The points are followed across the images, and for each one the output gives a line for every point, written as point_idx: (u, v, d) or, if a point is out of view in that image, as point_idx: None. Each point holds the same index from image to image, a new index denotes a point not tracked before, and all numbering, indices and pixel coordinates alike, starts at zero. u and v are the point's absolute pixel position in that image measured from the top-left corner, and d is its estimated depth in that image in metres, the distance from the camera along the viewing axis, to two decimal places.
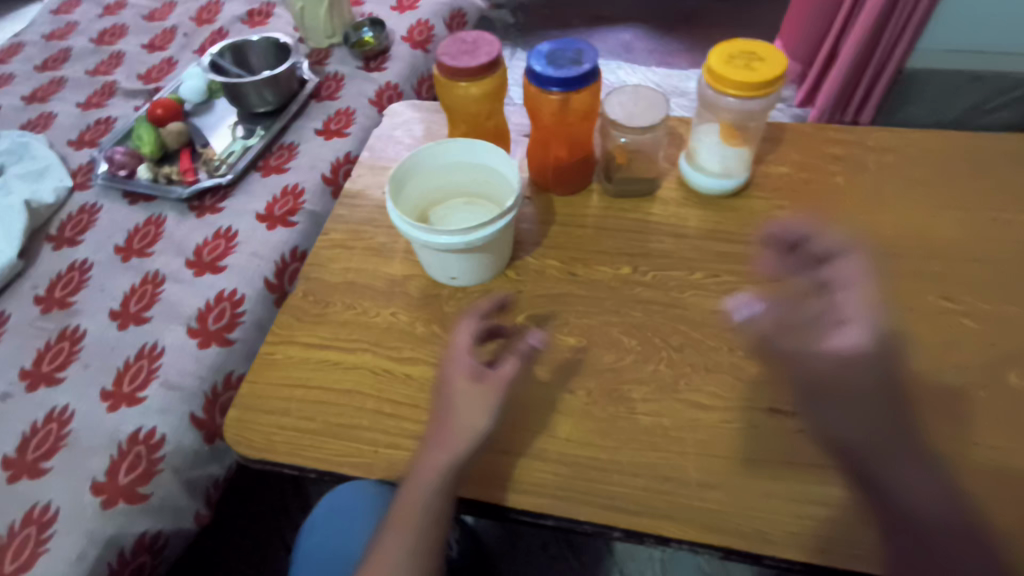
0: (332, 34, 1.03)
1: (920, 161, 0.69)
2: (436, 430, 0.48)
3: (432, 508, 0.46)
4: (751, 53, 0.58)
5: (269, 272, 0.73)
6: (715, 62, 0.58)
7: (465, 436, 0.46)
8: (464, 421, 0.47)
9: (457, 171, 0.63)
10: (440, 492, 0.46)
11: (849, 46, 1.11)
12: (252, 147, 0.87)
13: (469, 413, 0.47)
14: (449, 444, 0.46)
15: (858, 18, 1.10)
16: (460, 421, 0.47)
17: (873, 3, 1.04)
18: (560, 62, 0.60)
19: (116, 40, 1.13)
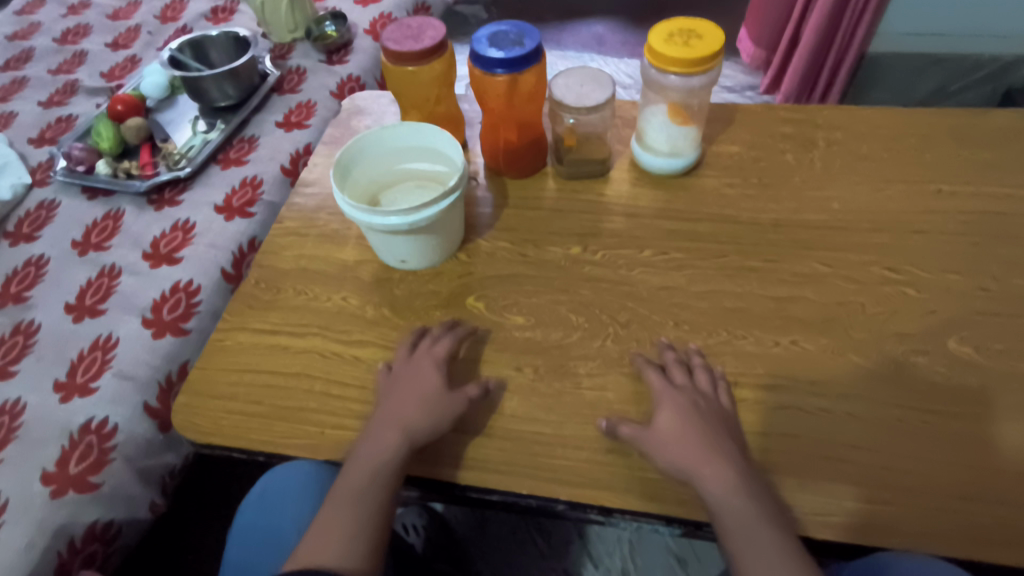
0: (294, 28, 1.04)
1: (869, 137, 0.70)
2: (382, 414, 0.50)
3: (376, 490, 0.46)
4: (689, 30, 0.59)
5: (225, 262, 0.73)
6: (654, 40, 0.59)
7: (418, 423, 0.49)
8: (420, 413, 0.49)
9: (408, 157, 0.65)
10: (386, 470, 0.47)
11: (808, 33, 1.13)
12: (212, 140, 0.88)
13: (423, 402, 0.50)
14: (391, 425, 0.49)
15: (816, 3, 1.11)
16: (417, 411, 0.49)
17: None
18: (503, 44, 0.61)
19: (80, 39, 1.13)
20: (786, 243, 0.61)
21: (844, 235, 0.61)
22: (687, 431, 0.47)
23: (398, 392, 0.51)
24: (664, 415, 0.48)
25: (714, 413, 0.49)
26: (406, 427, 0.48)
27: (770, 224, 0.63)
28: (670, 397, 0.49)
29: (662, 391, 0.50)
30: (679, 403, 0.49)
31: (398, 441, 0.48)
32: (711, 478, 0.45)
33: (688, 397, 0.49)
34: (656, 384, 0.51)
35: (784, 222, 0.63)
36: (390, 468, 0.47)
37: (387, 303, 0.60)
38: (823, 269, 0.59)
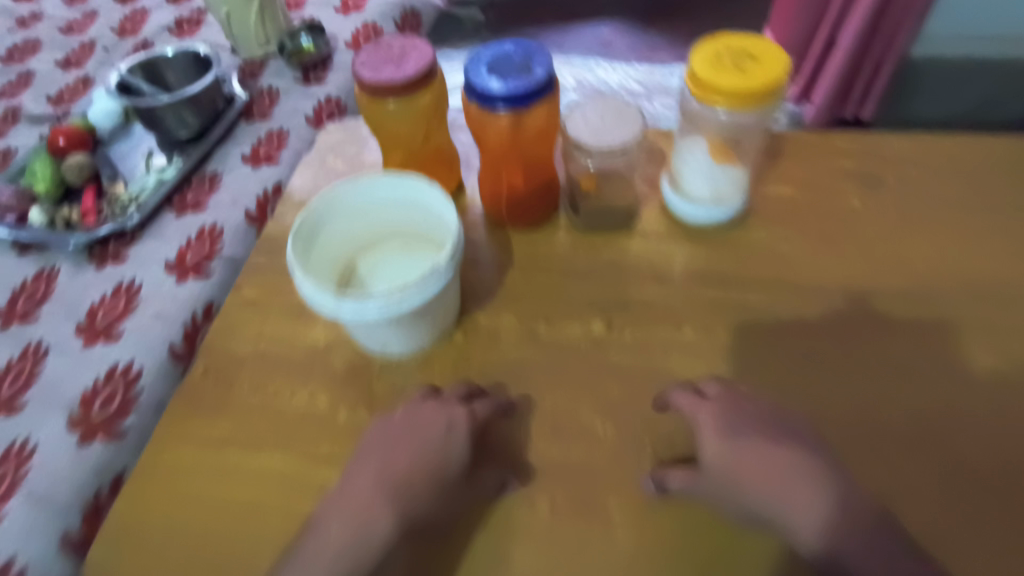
0: (266, 42, 0.91)
1: (949, 176, 0.58)
2: (376, 467, 0.41)
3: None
4: (742, 50, 0.46)
5: (174, 337, 0.62)
6: (696, 64, 0.46)
7: (424, 494, 0.40)
8: (430, 487, 0.40)
9: (395, 216, 0.53)
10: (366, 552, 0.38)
11: (844, 40, 1.00)
12: (167, 179, 0.76)
13: (403, 481, 0.40)
14: (374, 494, 0.39)
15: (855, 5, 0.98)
16: (427, 480, 0.40)
17: None
18: (504, 73, 0.48)
19: (28, 57, 1.01)
20: (861, 320, 0.49)
21: (930, 309, 0.50)
22: (743, 461, 0.40)
23: (410, 445, 0.41)
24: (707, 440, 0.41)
25: (768, 417, 0.42)
26: (408, 491, 0.40)
27: (838, 291, 0.51)
28: (712, 420, 0.42)
29: (696, 412, 0.42)
30: (719, 416, 0.42)
31: (396, 511, 0.39)
32: (789, 508, 0.38)
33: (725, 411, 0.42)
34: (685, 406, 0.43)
35: (853, 288, 0.51)
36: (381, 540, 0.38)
37: (363, 403, 0.48)
38: (907, 356, 0.47)
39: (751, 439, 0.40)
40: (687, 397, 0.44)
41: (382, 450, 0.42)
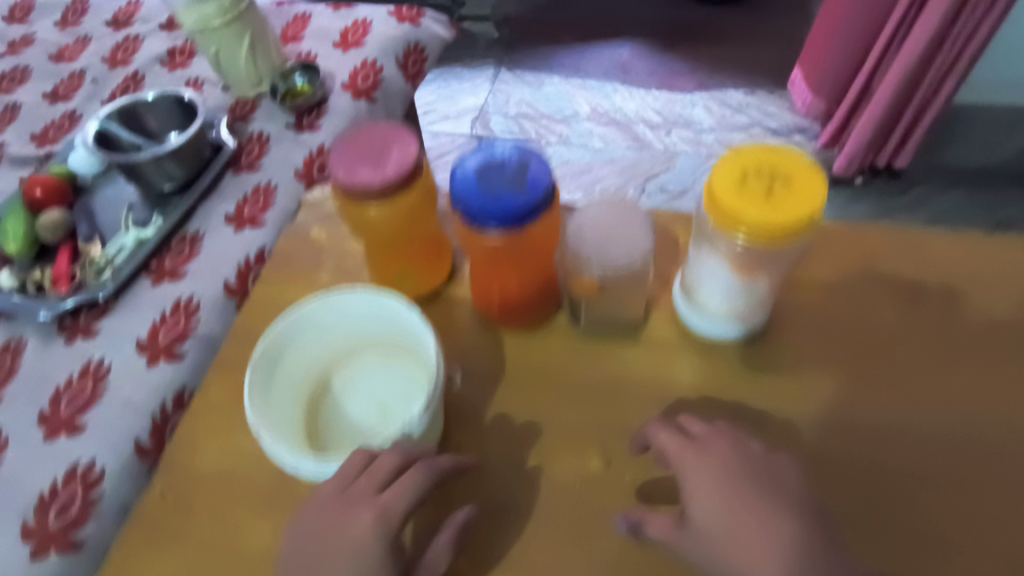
0: (258, 82, 0.86)
1: (995, 291, 0.53)
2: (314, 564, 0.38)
3: None
4: (769, 168, 0.39)
5: (141, 431, 0.58)
6: (715, 185, 0.40)
7: None
8: None
9: (365, 326, 0.47)
10: None
11: (883, 88, 0.93)
12: (146, 240, 0.71)
13: None
14: None
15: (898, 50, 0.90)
16: None
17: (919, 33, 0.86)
18: (494, 184, 0.42)
19: (16, 86, 0.97)
20: (897, 474, 0.45)
21: (966, 463, 0.45)
22: (724, 514, 0.38)
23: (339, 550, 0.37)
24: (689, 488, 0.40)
25: (759, 466, 0.40)
26: None
27: (873, 436, 0.46)
28: (695, 467, 0.40)
29: (677, 455, 0.41)
30: (704, 459, 0.40)
31: None
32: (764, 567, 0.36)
33: (704, 453, 0.41)
34: (666, 446, 0.42)
35: (891, 434, 0.46)
36: None
37: None
38: (946, 522, 0.43)
39: (733, 486, 0.39)
40: (667, 433, 0.43)
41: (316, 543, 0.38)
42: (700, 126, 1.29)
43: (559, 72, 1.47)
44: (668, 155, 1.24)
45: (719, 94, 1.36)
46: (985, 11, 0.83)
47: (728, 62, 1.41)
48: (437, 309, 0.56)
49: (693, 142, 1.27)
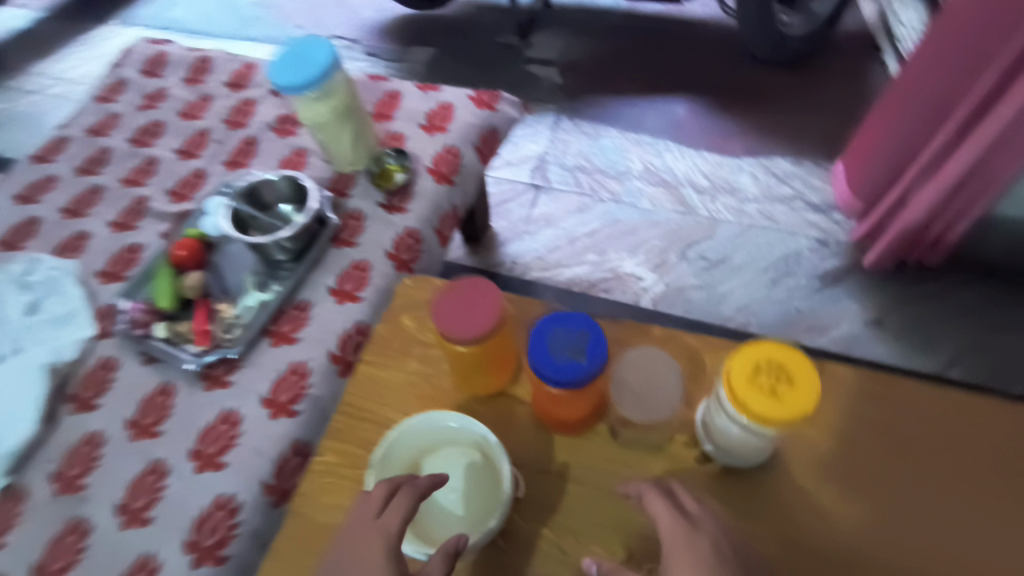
0: (357, 162, 1.00)
1: (968, 444, 0.63)
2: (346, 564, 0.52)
3: None
4: (779, 367, 0.51)
5: (268, 474, 0.75)
6: (734, 374, 0.51)
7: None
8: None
9: (465, 439, 0.64)
10: None
11: (915, 207, 1.04)
12: (266, 305, 0.88)
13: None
14: None
15: (929, 178, 1.00)
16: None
17: (946, 174, 0.95)
18: (558, 353, 0.54)
19: (153, 140, 1.14)
20: None
21: None
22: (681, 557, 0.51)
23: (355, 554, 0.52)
24: (665, 547, 0.52)
25: (735, 549, 0.52)
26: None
27: (844, 561, 0.59)
28: (666, 520, 0.53)
29: (664, 519, 0.53)
30: (682, 528, 0.53)
31: None
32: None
33: (690, 525, 0.53)
34: (658, 510, 0.54)
35: (858, 560, 0.59)
36: None
37: None
38: None
39: (687, 537, 0.52)
40: (662, 502, 0.54)
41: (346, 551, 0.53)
42: (744, 194, 1.38)
43: (617, 124, 1.57)
44: (710, 223, 1.34)
45: (767, 161, 1.44)
46: (1007, 164, 0.92)
47: (779, 129, 1.48)
48: (503, 405, 0.70)
49: (736, 210, 1.36)
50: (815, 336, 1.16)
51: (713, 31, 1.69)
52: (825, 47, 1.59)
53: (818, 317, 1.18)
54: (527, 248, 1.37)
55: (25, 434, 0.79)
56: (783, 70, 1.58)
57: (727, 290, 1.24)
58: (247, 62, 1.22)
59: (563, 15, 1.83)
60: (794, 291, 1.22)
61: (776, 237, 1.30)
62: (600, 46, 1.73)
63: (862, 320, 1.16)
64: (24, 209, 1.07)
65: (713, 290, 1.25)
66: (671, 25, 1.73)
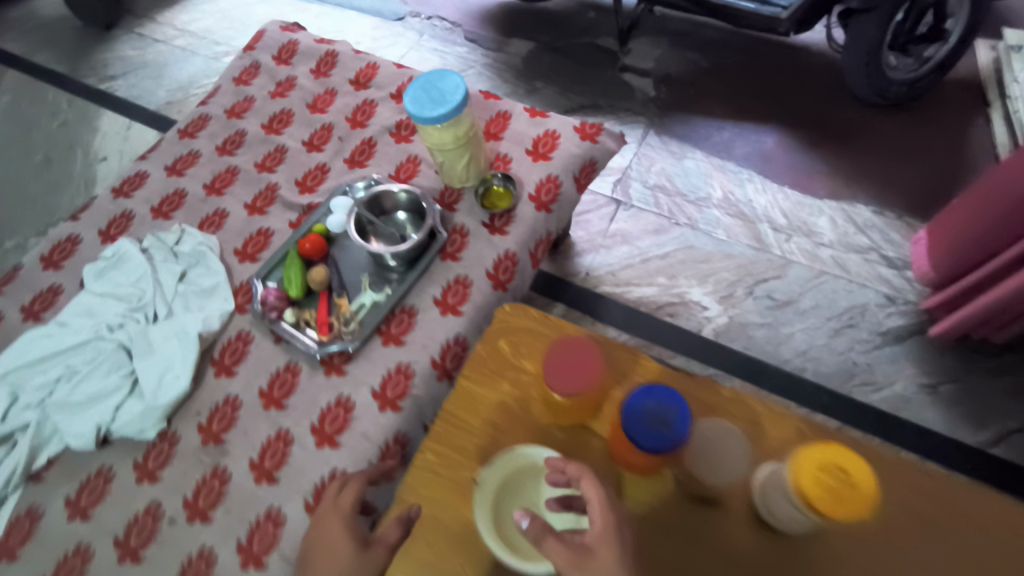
0: (466, 179, 1.10)
1: (1001, 550, 0.71)
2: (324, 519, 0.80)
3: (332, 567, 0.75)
4: (845, 472, 0.61)
5: (374, 457, 0.90)
6: (806, 464, 0.61)
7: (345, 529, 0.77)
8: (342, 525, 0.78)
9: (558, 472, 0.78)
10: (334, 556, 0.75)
11: (979, 304, 1.07)
12: (379, 305, 1.01)
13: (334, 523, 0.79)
14: (324, 534, 0.79)
15: (1000, 279, 1.03)
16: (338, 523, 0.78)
17: (1012, 282, 0.99)
18: (652, 423, 0.66)
19: (283, 128, 1.26)
20: None
21: None
22: (600, 530, 0.66)
23: (326, 513, 0.80)
24: (595, 525, 0.66)
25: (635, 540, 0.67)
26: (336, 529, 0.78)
27: None
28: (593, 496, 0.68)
29: (596, 504, 0.67)
30: (606, 517, 0.67)
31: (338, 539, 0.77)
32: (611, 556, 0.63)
33: (614, 518, 0.67)
34: (592, 495, 0.68)
35: None
36: (336, 549, 0.76)
37: None
38: None
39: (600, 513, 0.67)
40: (597, 489, 0.68)
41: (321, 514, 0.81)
42: (821, 238, 1.42)
43: (703, 146, 1.61)
44: (783, 263, 1.39)
45: (848, 207, 1.46)
46: None
47: (866, 174, 1.49)
48: (580, 436, 0.82)
49: (809, 252, 1.41)
50: (867, 392, 1.23)
51: (815, 60, 1.68)
52: (929, 94, 1.57)
53: (873, 372, 1.25)
54: (602, 261, 1.46)
55: (179, 389, 0.95)
56: (881, 112, 1.57)
57: (788, 332, 1.31)
58: (371, 61, 1.32)
59: (665, 23, 1.83)
60: (854, 344, 1.28)
61: (845, 287, 1.35)
62: (698, 62, 1.74)
63: (918, 383, 1.22)
64: (173, 179, 1.22)
65: (775, 329, 1.32)
66: (773, 49, 1.72)
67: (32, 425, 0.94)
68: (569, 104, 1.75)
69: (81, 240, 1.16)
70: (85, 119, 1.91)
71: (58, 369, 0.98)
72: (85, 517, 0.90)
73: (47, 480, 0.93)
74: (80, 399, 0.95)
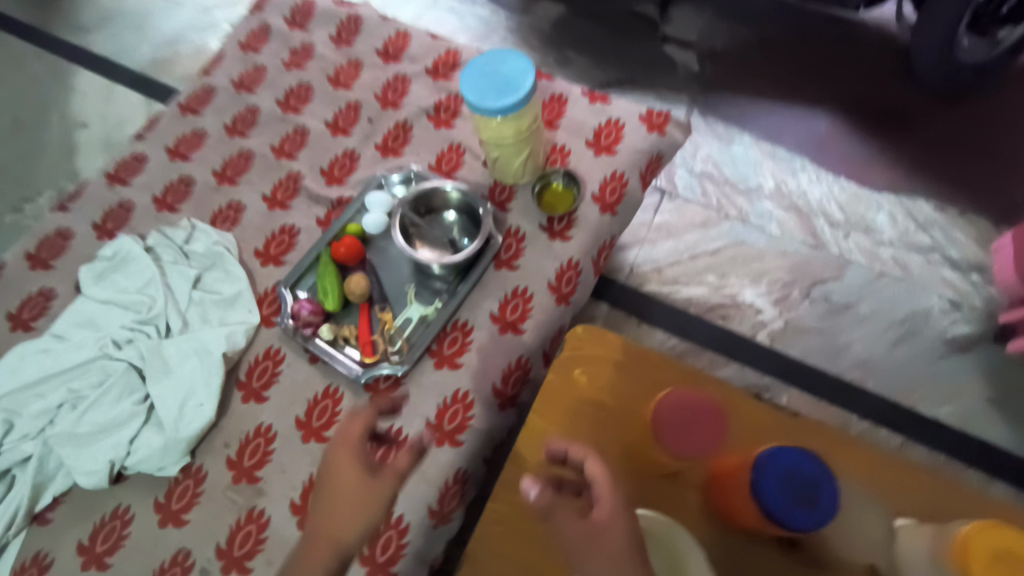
0: (521, 175, 0.97)
1: None
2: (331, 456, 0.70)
3: (343, 502, 0.67)
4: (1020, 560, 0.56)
5: (432, 499, 0.81)
6: (975, 548, 0.58)
7: (357, 458, 0.69)
8: (351, 459, 0.69)
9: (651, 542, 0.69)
10: (346, 491, 0.67)
11: None
12: (429, 322, 0.89)
13: (342, 458, 0.69)
14: (330, 467, 0.69)
15: None
16: (347, 457, 0.69)
17: None
18: (796, 493, 0.58)
19: (302, 105, 1.10)
20: None
21: None
22: (606, 507, 0.61)
23: (335, 449, 0.71)
24: (600, 506, 0.61)
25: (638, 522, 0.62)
26: (347, 459, 0.69)
27: None
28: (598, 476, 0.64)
29: (603, 486, 0.63)
30: (615, 499, 0.62)
31: (348, 471, 0.68)
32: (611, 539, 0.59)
33: (623, 502, 0.62)
34: (596, 476, 0.64)
35: None
36: (345, 480, 0.68)
37: None
38: None
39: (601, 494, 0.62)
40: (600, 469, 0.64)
41: (331, 452, 0.71)
42: (880, 237, 1.33)
43: (752, 129, 1.48)
44: (840, 263, 1.31)
45: (908, 202, 1.36)
46: None
47: (928, 166, 1.39)
48: (672, 487, 0.74)
49: (867, 252, 1.32)
50: (930, 405, 1.17)
51: (873, 38, 1.55)
52: (994, 78, 1.46)
53: (937, 384, 1.19)
54: (647, 256, 1.35)
55: (205, 419, 0.83)
56: (944, 97, 1.46)
57: (848, 339, 1.24)
58: (401, 29, 1.15)
59: None
60: (917, 353, 1.22)
61: (906, 292, 1.28)
62: (746, 34, 1.60)
63: (984, 397, 1.17)
64: (176, 164, 1.06)
65: (833, 336, 1.25)
66: (826, 23, 1.58)
67: (34, 459, 0.83)
68: (604, 78, 1.59)
69: (73, 234, 1.02)
70: (57, 77, 1.69)
71: (59, 394, 0.86)
72: (102, 566, 0.80)
73: (55, 521, 0.83)
74: (88, 430, 0.83)
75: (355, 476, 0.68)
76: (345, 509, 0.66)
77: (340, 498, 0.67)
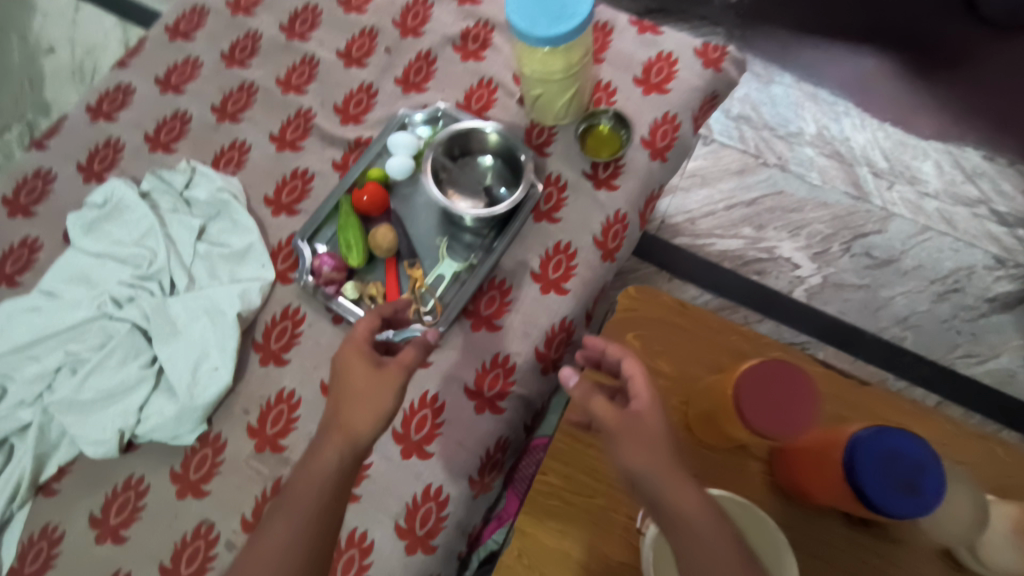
0: (564, 116, 0.87)
1: None
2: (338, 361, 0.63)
3: (355, 403, 0.59)
4: None
5: (473, 469, 0.75)
6: None
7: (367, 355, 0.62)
8: (361, 356, 0.62)
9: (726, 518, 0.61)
10: (358, 391, 0.59)
11: None
12: (464, 280, 0.81)
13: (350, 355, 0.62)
14: (338, 369, 0.62)
15: None
16: (358, 355, 0.62)
17: None
18: (894, 478, 0.53)
19: (309, 31, 0.97)
20: None
21: None
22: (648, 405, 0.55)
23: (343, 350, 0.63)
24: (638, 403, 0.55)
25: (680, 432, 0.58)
26: (355, 356, 0.61)
27: None
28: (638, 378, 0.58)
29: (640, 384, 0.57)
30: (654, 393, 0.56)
31: (357, 367, 0.61)
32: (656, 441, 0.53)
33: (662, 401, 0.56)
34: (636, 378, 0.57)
35: None
36: (354, 378, 0.60)
37: None
38: None
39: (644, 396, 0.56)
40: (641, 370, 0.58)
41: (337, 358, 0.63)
42: (925, 188, 1.26)
43: (793, 69, 1.38)
44: (883, 215, 1.24)
45: (956, 150, 1.28)
46: None
47: (979, 112, 1.30)
48: (736, 459, 0.68)
49: (910, 203, 1.25)
50: (969, 364, 1.14)
51: None
52: None
53: (977, 343, 1.15)
54: (679, 206, 1.27)
55: (221, 385, 0.76)
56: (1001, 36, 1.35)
57: (888, 296, 1.19)
58: None
59: None
60: (959, 311, 1.17)
61: (950, 246, 1.21)
62: None
63: None
64: (169, 97, 0.94)
65: (873, 292, 1.19)
66: None
67: (34, 428, 0.75)
68: (633, 7, 1.45)
69: (55, 177, 0.90)
70: None
71: (56, 356, 0.77)
72: (118, 539, 0.74)
73: (63, 492, 0.76)
74: (91, 397, 0.76)
75: (366, 371, 0.60)
76: (356, 408, 0.58)
77: (346, 398, 0.60)
